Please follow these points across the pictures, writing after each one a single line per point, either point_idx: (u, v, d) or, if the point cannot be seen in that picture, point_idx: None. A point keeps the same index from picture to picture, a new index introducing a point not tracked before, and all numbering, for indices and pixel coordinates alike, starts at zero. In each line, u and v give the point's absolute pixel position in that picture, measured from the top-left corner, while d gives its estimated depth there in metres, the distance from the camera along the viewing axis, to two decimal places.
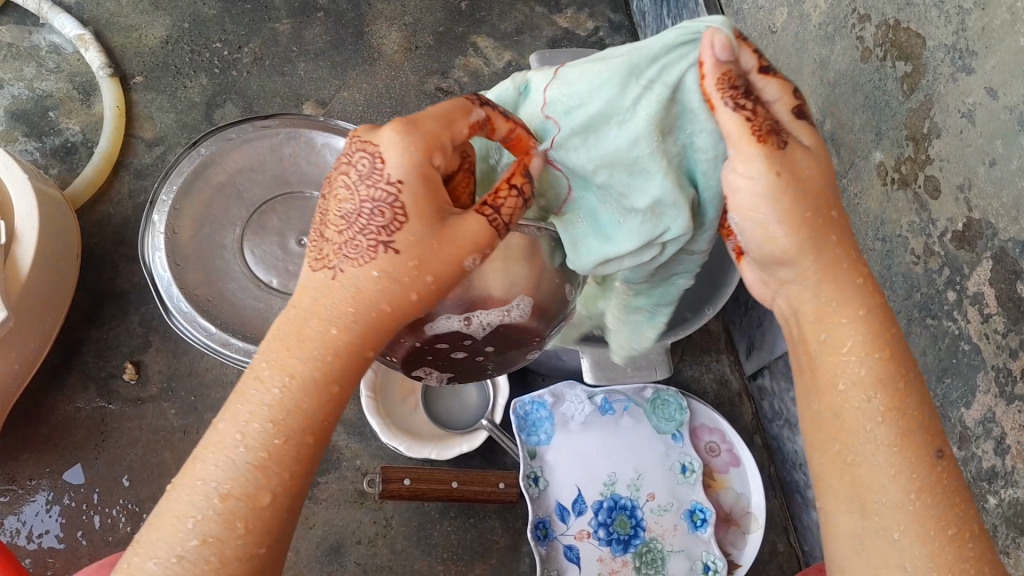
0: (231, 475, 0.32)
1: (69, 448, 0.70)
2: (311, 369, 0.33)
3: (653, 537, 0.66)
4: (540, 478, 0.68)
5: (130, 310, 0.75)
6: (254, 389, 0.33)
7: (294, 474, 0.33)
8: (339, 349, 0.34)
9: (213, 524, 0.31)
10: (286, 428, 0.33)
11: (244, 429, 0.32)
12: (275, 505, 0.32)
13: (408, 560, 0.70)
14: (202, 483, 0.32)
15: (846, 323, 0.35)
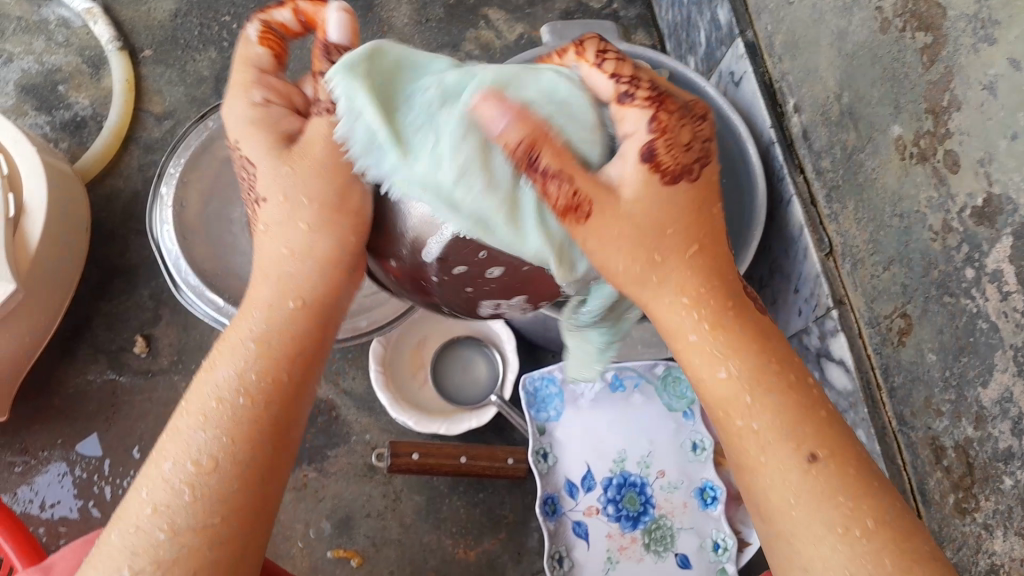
0: (191, 473, 0.38)
1: (80, 420, 0.71)
2: (252, 354, 0.41)
3: (663, 514, 0.66)
4: (549, 454, 0.68)
5: (139, 284, 0.75)
6: (207, 390, 0.41)
7: (235, 450, 0.39)
8: (280, 328, 0.42)
9: (166, 497, 0.38)
10: (235, 428, 0.40)
11: (201, 418, 0.40)
12: (225, 493, 0.38)
13: (418, 533, 0.71)
14: (163, 482, 0.38)
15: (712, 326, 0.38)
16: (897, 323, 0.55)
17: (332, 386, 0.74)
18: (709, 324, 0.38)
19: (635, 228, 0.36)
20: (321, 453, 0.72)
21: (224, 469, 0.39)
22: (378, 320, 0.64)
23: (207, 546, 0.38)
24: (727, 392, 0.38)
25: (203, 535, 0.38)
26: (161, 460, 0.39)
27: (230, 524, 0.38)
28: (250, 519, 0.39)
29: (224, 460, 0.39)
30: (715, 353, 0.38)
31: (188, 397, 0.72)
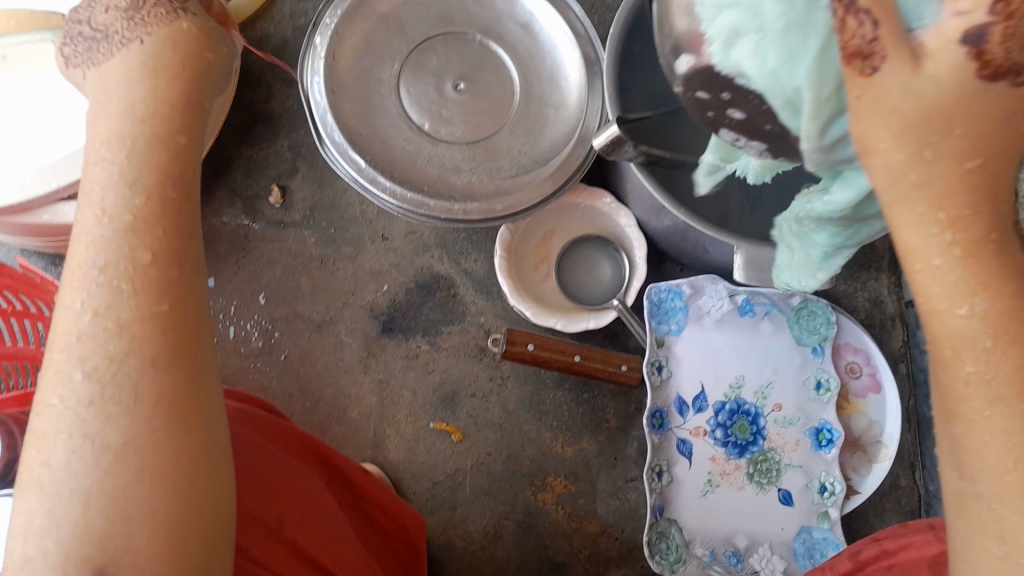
0: (118, 263, 0.28)
1: (213, 259, 0.73)
2: (142, 244, 0.28)
3: (772, 448, 0.64)
4: (664, 367, 0.66)
5: (280, 133, 0.75)
6: (86, 252, 0.28)
7: (151, 394, 0.28)
8: (148, 206, 0.29)
9: (104, 297, 0.28)
10: (169, 212, 0.29)
11: (82, 329, 0.28)
12: (145, 461, 0.27)
13: (518, 421, 0.71)
14: (80, 272, 0.28)
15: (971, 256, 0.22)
16: None
17: (454, 264, 0.73)
18: (954, 237, 0.22)
19: (953, 135, 0.22)
20: (436, 328, 0.72)
21: (165, 262, 0.29)
22: (516, 205, 0.62)
23: (162, 357, 0.28)
24: (938, 326, 0.23)
25: (146, 340, 0.28)
26: (79, 248, 0.29)
27: (170, 332, 0.28)
28: (184, 328, 0.29)
29: (166, 251, 0.29)
30: (945, 287, 0.22)
31: (315, 253, 0.74)
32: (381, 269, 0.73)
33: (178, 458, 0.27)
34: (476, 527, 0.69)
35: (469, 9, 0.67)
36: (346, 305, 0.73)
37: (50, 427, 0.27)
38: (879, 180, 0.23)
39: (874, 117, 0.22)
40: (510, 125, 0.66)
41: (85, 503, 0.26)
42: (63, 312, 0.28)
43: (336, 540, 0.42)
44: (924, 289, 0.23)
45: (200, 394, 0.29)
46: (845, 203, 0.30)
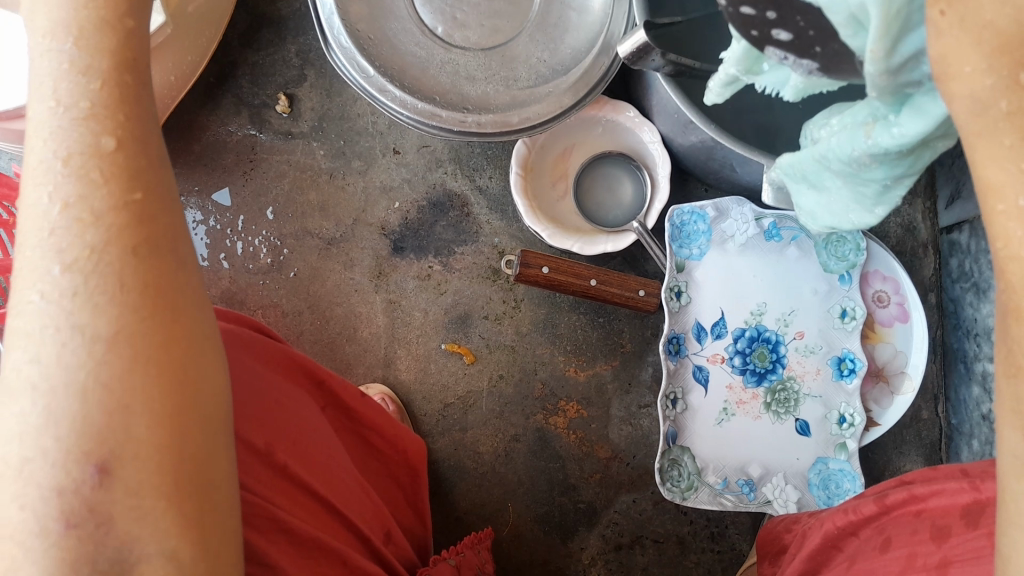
0: (82, 151, 0.26)
1: (219, 172, 0.71)
2: (109, 138, 0.26)
3: (792, 376, 0.62)
4: (684, 292, 0.64)
5: (287, 38, 0.71)
6: (34, 146, 0.26)
7: (143, 287, 0.26)
8: (109, 101, 0.26)
9: (74, 186, 0.26)
10: (125, 99, 0.27)
11: (51, 218, 0.25)
12: (139, 359, 0.25)
13: (531, 344, 0.69)
14: (39, 165, 0.26)
15: None
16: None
17: (468, 181, 0.70)
18: None
19: None
20: (449, 248, 0.70)
21: (130, 148, 0.27)
22: (534, 117, 0.59)
23: (141, 247, 0.26)
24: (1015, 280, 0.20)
25: (123, 229, 0.26)
26: (35, 140, 0.26)
27: (145, 222, 0.27)
28: (157, 219, 0.27)
29: (129, 138, 0.27)
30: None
31: (324, 167, 0.71)
32: (393, 185, 0.71)
33: (168, 353, 0.26)
34: (487, 449, 0.69)
35: None
36: (356, 222, 0.71)
37: (27, 327, 0.25)
38: (961, 112, 0.20)
39: (961, 33, 0.20)
40: (529, 29, 0.62)
41: (82, 397, 0.25)
42: (25, 212, 0.26)
43: (328, 461, 0.41)
44: (1002, 234, 0.20)
45: (179, 288, 0.27)
46: (918, 133, 0.27)
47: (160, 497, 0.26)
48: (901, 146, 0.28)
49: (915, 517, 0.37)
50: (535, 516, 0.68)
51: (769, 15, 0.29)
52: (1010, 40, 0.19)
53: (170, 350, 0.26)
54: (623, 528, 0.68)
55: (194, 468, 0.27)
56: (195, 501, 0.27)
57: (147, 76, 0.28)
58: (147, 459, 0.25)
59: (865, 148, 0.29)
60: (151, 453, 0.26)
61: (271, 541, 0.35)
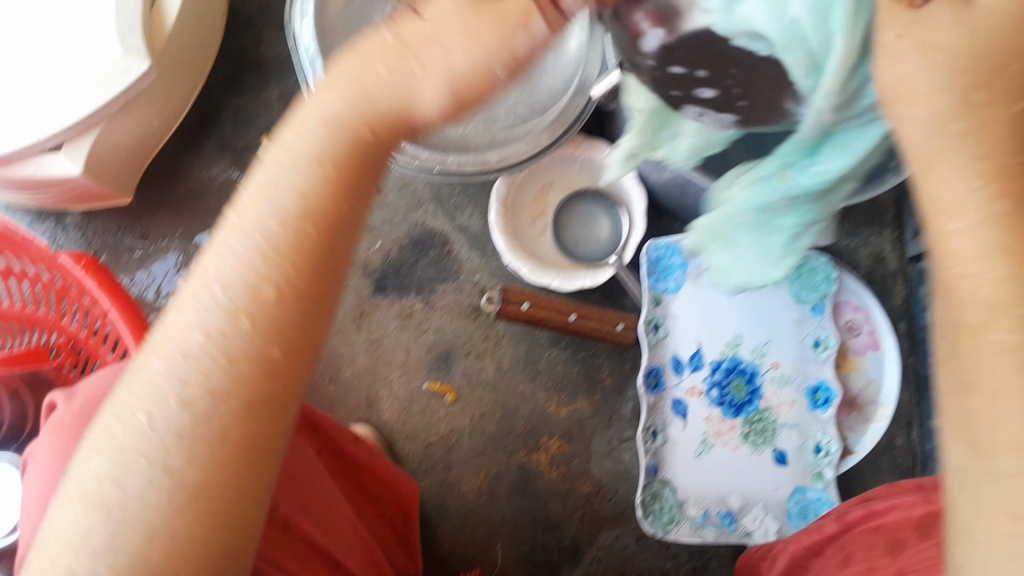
0: (335, 123, 0.28)
1: (202, 214, 0.70)
2: (345, 132, 0.28)
3: (769, 407, 0.63)
4: (662, 325, 0.65)
5: (270, 82, 0.72)
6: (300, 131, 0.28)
7: (309, 281, 0.28)
8: (370, 99, 0.28)
9: (306, 171, 0.28)
10: (392, 90, 0.28)
11: (262, 200, 0.28)
12: (283, 332, 0.27)
13: (513, 381, 0.70)
14: (315, 130, 0.28)
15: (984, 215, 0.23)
16: None
17: (449, 220, 0.71)
18: (997, 190, 0.23)
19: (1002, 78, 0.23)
20: (431, 286, 0.71)
21: (363, 144, 0.28)
22: (510, 158, 0.61)
23: (333, 237, 0.28)
24: (968, 290, 0.24)
25: (319, 226, 0.28)
26: (329, 111, 0.28)
27: (342, 212, 0.28)
28: (353, 213, 0.29)
29: (370, 129, 0.28)
30: (982, 250, 0.23)
31: None
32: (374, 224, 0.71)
33: (321, 276, 0.28)
34: (472, 488, 0.69)
35: None
36: None
37: (200, 301, 0.27)
38: (919, 133, 0.24)
39: (919, 56, 0.23)
40: None
41: (218, 365, 0.27)
42: (246, 203, 0.28)
43: (332, 514, 0.42)
44: (955, 250, 0.24)
45: (355, 234, 0.29)
46: (837, 170, 0.31)
47: (257, 414, 0.27)
48: (820, 184, 0.32)
49: (874, 531, 0.38)
50: (519, 555, 0.67)
51: (698, 75, 0.30)
52: (965, 60, 0.23)
53: (324, 268, 0.28)
54: (608, 563, 0.67)
55: (286, 394, 0.28)
56: (268, 424, 0.28)
57: (421, 98, 0.29)
58: (257, 364, 0.27)
59: (783, 194, 0.33)
60: (265, 353, 0.27)
61: (284, 490, 0.38)
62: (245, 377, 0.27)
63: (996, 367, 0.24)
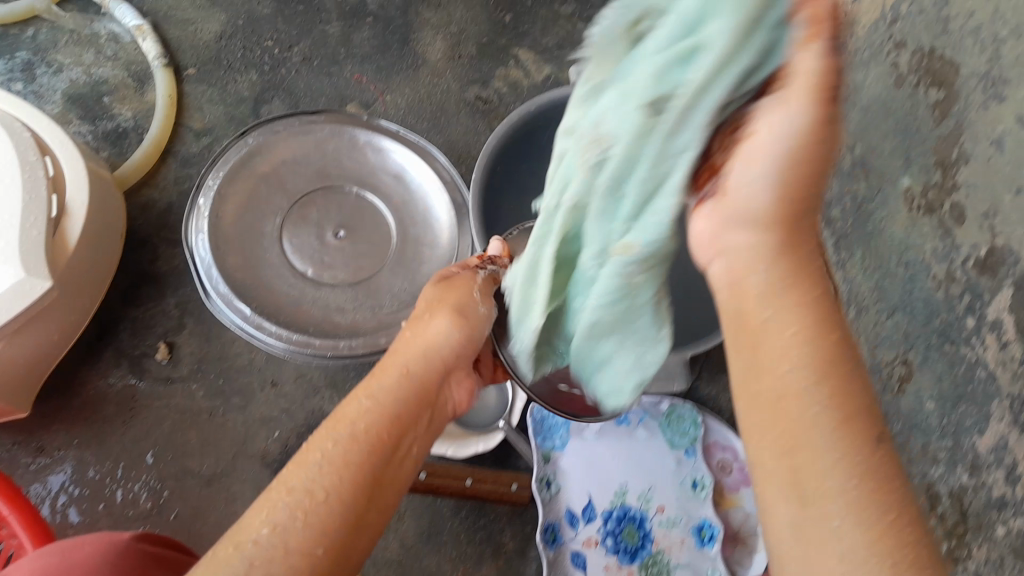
0: (393, 399, 0.42)
1: (98, 421, 0.72)
2: (393, 408, 0.42)
3: (660, 549, 0.66)
4: (553, 482, 0.69)
5: (167, 292, 0.77)
6: (356, 403, 0.41)
7: (357, 495, 0.38)
8: (411, 386, 0.44)
9: (358, 425, 0.40)
10: (422, 390, 0.44)
11: (333, 440, 0.39)
12: (332, 528, 0.36)
13: (417, 555, 0.71)
14: (368, 399, 0.42)
15: (794, 306, 0.30)
16: (899, 369, 0.60)
17: None
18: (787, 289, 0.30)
19: (791, 235, 0.31)
20: None
21: (397, 420, 0.42)
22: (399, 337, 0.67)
23: (371, 478, 0.39)
24: (775, 352, 0.30)
25: (370, 467, 0.39)
26: (377, 390, 0.43)
27: (378, 466, 0.40)
28: (388, 480, 0.41)
29: (403, 412, 0.43)
30: (786, 332, 0.30)
31: (203, 406, 0.73)
32: (271, 416, 0.74)
33: (360, 508, 0.38)
34: None
35: (344, 164, 0.75)
36: (236, 456, 0.72)
37: (275, 510, 0.36)
38: (730, 266, 0.32)
39: (729, 239, 0.32)
40: (390, 265, 0.73)
41: (282, 549, 0.35)
42: (315, 444, 0.39)
43: None
44: (752, 277, 0.31)
45: (414, 427, 0.43)
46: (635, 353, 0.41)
47: (319, 552, 0.36)
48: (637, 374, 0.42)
49: None
50: None
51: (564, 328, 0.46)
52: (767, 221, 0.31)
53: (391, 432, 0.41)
54: None
55: (347, 537, 0.37)
56: None
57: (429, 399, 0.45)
58: (313, 531, 0.36)
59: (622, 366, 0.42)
60: (348, 472, 0.38)
61: None
62: (336, 489, 0.37)
63: (807, 436, 0.29)
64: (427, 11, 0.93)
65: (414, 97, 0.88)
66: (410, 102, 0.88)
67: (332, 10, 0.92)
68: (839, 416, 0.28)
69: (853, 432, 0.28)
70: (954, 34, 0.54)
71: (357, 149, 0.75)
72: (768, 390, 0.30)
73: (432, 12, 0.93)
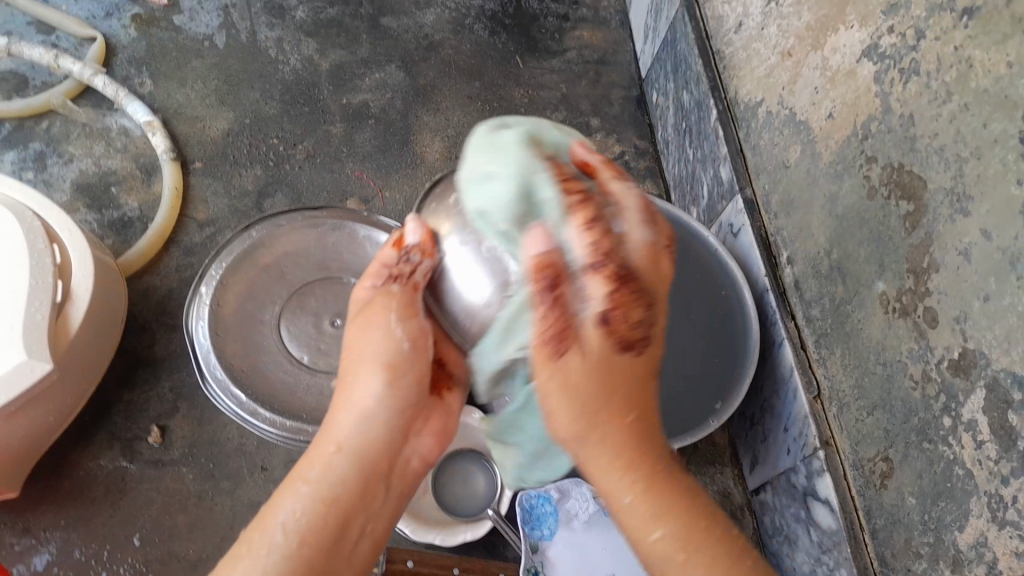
0: (346, 474, 0.51)
1: (87, 503, 0.71)
2: (348, 479, 0.51)
3: None
4: (541, 572, 0.68)
5: (162, 376, 0.78)
6: (314, 477, 0.50)
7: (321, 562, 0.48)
8: (368, 452, 0.53)
9: (321, 497, 0.49)
10: (378, 459, 0.54)
11: (296, 517, 0.48)
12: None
13: None
14: (346, 450, 0.52)
15: (641, 510, 0.45)
16: (879, 465, 0.62)
17: None
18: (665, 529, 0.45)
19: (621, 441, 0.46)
20: None
21: (356, 490, 0.52)
22: None
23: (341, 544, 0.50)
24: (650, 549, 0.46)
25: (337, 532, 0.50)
26: (342, 438, 0.53)
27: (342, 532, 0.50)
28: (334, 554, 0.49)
29: (368, 476, 0.53)
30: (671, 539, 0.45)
31: (193, 490, 0.73)
32: (260, 501, 0.73)
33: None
34: None
35: (343, 257, 0.78)
36: (224, 541, 0.71)
37: None
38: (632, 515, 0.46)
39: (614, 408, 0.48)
40: None
41: None
42: (276, 521, 0.48)
43: None
44: (651, 535, 0.46)
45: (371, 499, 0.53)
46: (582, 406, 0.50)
47: None
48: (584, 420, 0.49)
49: None
50: None
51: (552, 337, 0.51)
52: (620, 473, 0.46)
53: (330, 514, 0.49)
54: None
55: None
56: None
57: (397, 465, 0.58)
58: None
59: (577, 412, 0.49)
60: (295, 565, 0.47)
61: None
62: None
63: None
64: (426, 114, 0.98)
65: (412, 193, 0.92)
66: (408, 197, 0.92)
67: (336, 112, 0.97)
68: (640, 485, 0.45)
69: (684, 535, 0.45)
70: (921, 152, 0.59)
71: (356, 243, 0.78)
72: (649, 550, 0.46)
73: (431, 116, 0.98)
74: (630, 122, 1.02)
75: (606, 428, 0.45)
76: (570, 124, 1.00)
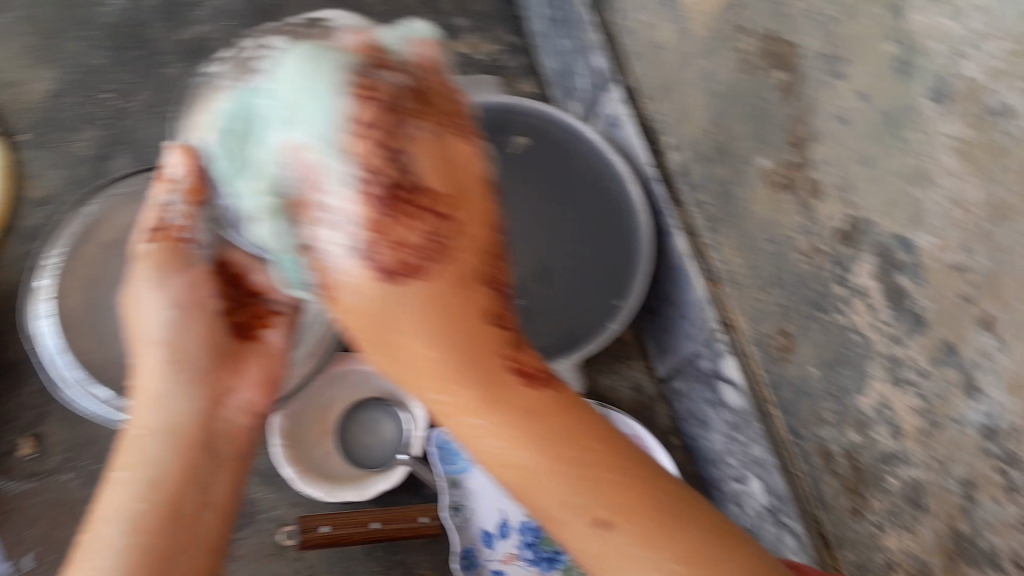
0: (171, 416, 0.55)
1: None
2: (157, 431, 0.53)
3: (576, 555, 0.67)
4: (465, 505, 0.68)
5: None
6: (135, 453, 0.52)
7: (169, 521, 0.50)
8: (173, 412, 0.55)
9: (146, 451, 0.52)
10: (191, 395, 0.57)
11: (131, 471, 0.51)
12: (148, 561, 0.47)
13: None
14: (158, 391, 0.55)
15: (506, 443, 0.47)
16: (779, 340, 0.61)
17: None
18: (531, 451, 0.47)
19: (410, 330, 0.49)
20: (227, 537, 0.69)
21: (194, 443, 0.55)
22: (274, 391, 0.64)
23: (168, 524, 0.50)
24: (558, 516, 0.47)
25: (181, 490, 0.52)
26: (148, 376, 0.56)
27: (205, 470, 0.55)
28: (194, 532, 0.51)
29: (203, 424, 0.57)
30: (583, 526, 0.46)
31: None
32: None
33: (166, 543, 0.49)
34: None
35: None
36: None
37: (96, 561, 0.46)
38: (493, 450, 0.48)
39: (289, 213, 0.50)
40: None
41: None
42: (117, 483, 0.50)
43: None
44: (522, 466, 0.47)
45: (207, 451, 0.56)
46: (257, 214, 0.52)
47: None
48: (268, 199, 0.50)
49: None
50: None
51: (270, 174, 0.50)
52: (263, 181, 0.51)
53: (151, 502, 0.50)
54: None
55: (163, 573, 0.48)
56: None
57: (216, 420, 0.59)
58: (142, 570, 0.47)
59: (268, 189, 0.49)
60: (146, 533, 0.48)
61: None
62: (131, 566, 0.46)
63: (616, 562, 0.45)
64: None
65: None
66: None
67: (169, 51, 0.87)
68: (544, 438, 0.47)
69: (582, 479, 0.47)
70: (793, 18, 0.54)
71: None
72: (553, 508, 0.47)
73: None
74: (495, 14, 0.94)
75: (467, 395, 0.48)
76: (431, 26, 0.92)
